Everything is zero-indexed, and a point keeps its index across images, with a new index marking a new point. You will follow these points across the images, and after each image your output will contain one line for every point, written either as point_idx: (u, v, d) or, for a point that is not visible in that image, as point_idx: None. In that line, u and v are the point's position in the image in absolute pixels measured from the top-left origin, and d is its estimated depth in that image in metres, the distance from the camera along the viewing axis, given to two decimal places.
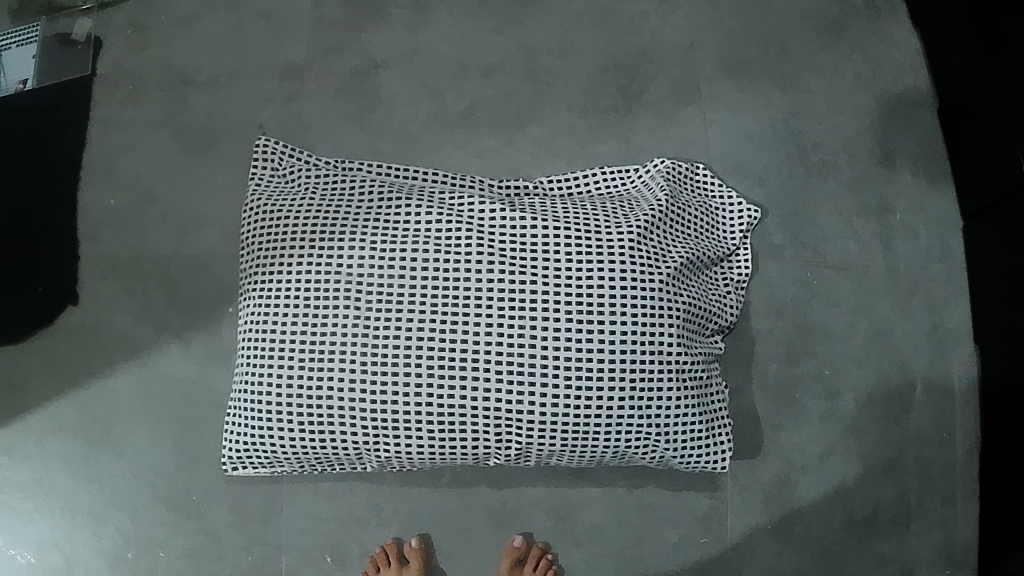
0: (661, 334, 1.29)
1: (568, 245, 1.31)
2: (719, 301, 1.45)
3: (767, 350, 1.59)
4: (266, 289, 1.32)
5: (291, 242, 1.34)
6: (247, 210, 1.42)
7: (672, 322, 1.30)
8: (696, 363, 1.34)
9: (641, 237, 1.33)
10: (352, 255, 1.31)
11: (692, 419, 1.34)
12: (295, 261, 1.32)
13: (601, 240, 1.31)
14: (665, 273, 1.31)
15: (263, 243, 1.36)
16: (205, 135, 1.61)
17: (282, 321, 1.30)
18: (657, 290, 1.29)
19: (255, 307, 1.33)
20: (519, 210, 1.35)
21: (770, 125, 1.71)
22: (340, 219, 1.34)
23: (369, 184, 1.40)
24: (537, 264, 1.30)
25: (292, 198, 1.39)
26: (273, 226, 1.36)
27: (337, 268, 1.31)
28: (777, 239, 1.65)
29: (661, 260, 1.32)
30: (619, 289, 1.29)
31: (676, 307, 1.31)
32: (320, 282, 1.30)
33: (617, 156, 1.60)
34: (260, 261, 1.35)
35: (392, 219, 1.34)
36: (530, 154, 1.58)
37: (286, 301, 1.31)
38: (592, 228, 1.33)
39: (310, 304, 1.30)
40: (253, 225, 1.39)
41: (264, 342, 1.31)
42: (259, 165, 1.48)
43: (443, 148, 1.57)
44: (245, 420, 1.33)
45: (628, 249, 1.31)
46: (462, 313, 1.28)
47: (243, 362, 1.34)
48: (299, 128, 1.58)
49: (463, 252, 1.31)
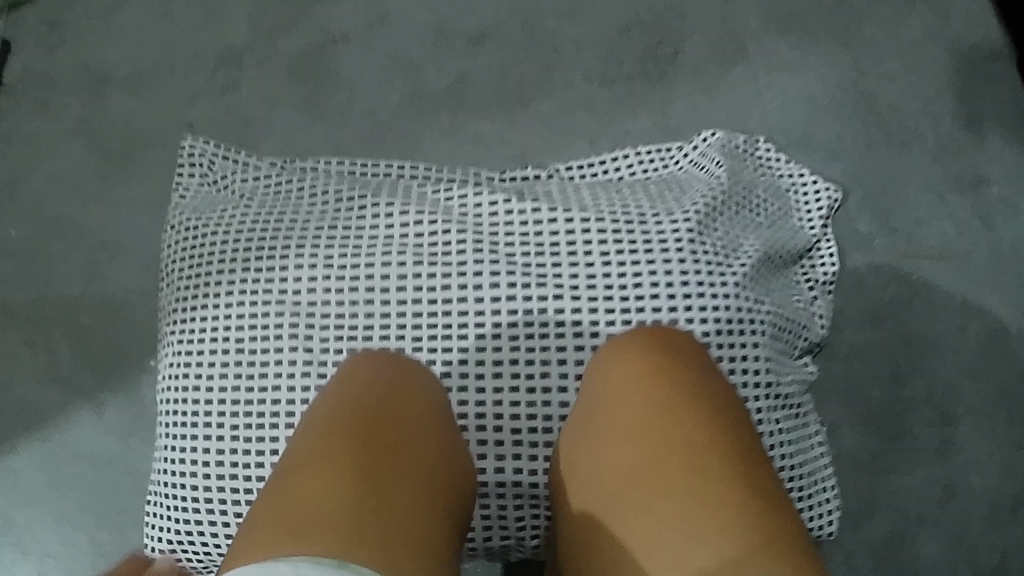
0: (742, 360, 0.91)
1: (601, 241, 0.93)
2: (806, 312, 1.08)
3: (863, 370, 1.22)
4: (189, 332, 0.95)
5: (223, 266, 0.97)
6: (170, 229, 1.06)
7: (758, 344, 0.92)
8: (788, 397, 0.97)
9: (700, 228, 0.96)
10: (303, 278, 0.95)
11: (789, 475, 0.96)
12: (225, 288, 0.96)
13: (648, 234, 0.94)
14: (738, 275, 0.94)
15: (187, 273, 1.00)
16: (126, 143, 1.27)
17: (210, 372, 0.93)
18: (732, 298, 0.92)
19: (174, 358, 0.95)
20: (530, 202, 0.98)
21: (836, 87, 1.36)
22: (286, 229, 0.99)
23: (326, 184, 1.04)
24: (561, 270, 0.92)
25: (226, 209, 1.04)
26: (201, 249, 1.00)
27: (282, 297, 0.94)
28: (863, 225, 1.29)
29: (732, 256, 0.96)
30: (680, 298, 0.90)
31: (758, 321, 0.93)
32: (263, 316, 0.93)
33: (651, 134, 1.19)
34: (182, 294, 0.98)
35: (359, 226, 0.98)
36: (537, 136, 1.19)
37: (214, 346, 0.93)
38: (631, 217, 0.95)
39: (248, 347, 0.92)
40: (176, 246, 1.04)
41: (184, 405, 0.93)
42: (186, 172, 1.14)
43: (423, 134, 1.19)
44: (164, 517, 0.94)
45: (687, 243, 0.93)
46: (460, 347, 0.89)
47: (162, 435, 0.96)
48: (239, 123, 1.22)
49: (458, 261, 0.93)
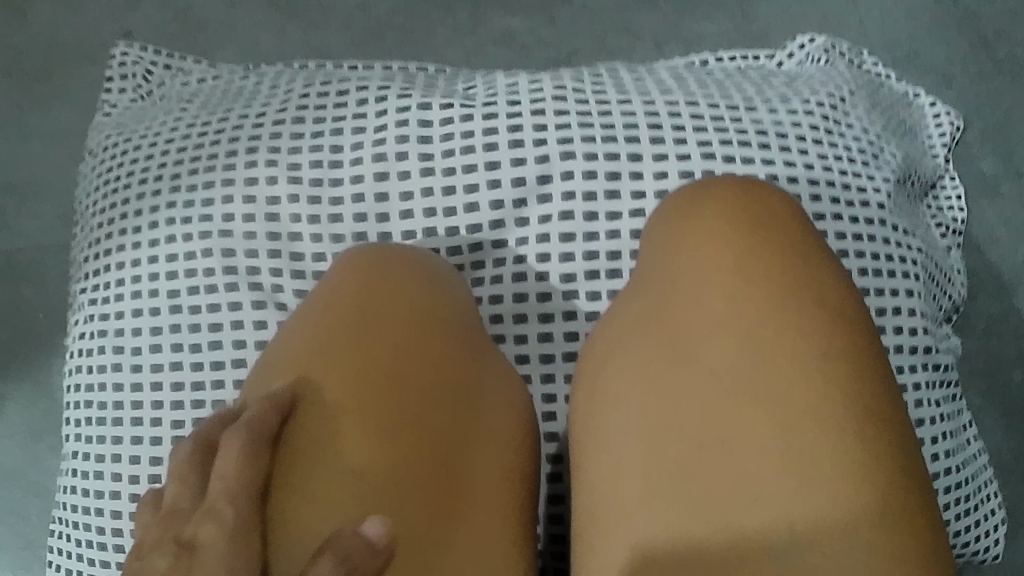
0: (883, 331, 0.68)
1: (672, 174, 0.70)
2: (942, 261, 0.83)
3: (1011, 350, 0.87)
4: (125, 306, 0.72)
5: (165, 213, 0.73)
6: (89, 166, 0.81)
7: (905, 307, 0.69)
8: (945, 369, 0.72)
9: (805, 152, 0.72)
10: (294, 210, 0.72)
11: (955, 485, 0.70)
12: (182, 223, 0.73)
13: (735, 166, 0.71)
14: (863, 214, 0.70)
15: (116, 223, 0.75)
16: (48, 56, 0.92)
17: (156, 359, 0.70)
18: (855, 249, 0.69)
19: (105, 338, 0.72)
20: (572, 114, 0.72)
21: None
22: (258, 148, 0.74)
23: (300, 95, 0.77)
24: (621, 214, 0.70)
25: (164, 134, 0.78)
26: (133, 192, 0.75)
27: (263, 236, 0.72)
28: (992, 166, 0.93)
29: (874, 171, 0.73)
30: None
31: (901, 277, 0.70)
32: (230, 280, 0.71)
33: (733, 39, 0.91)
34: (112, 254, 0.74)
35: (347, 157, 0.73)
36: (584, 34, 0.89)
37: (162, 323, 0.70)
38: (713, 140, 0.71)
39: (209, 325, 0.70)
40: (108, 171, 0.79)
41: (120, 406, 0.69)
42: (113, 84, 0.87)
43: (434, 35, 0.88)
44: (73, 553, 0.69)
45: (783, 175, 0.71)
46: (495, 321, 0.70)
47: (76, 442, 0.71)
48: (184, 25, 0.91)
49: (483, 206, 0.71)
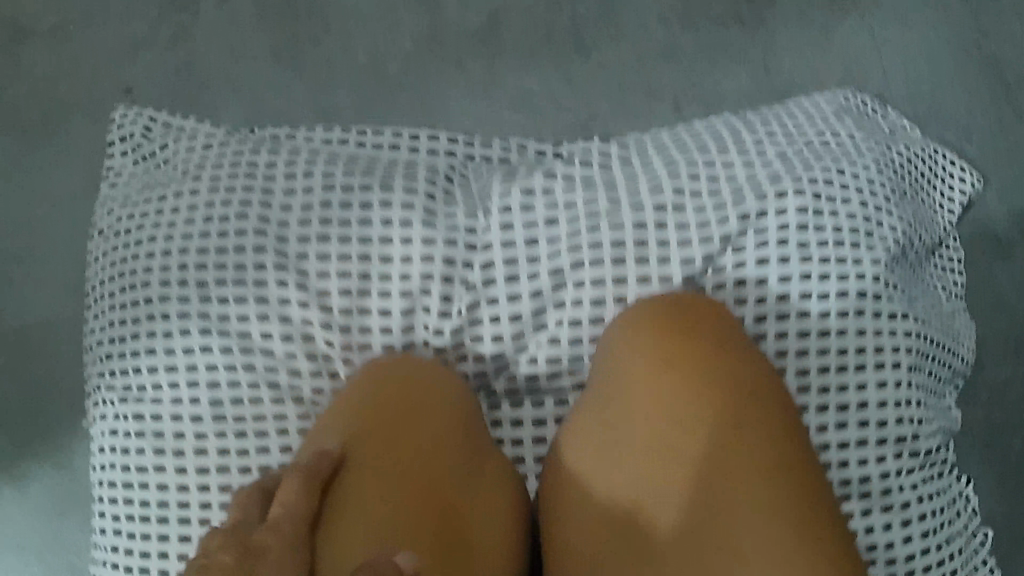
0: (868, 423, 0.71)
1: (697, 284, 0.74)
2: (943, 324, 0.84)
3: (1010, 417, 0.89)
4: (164, 409, 0.71)
5: (199, 323, 0.72)
6: (101, 250, 0.78)
7: (893, 398, 0.71)
8: (937, 456, 0.74)
9: (823, 253, 0.73)
10: (316, 311, 0.73)
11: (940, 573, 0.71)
12: (204, 320, 0.73)
13: (741, 268, 0.74)
14: (874, 311, 0.72)
15: (141, 323, 0.74)
16: (47, 116, 0.89)
17: (202, 462, 0.70)
18: (862, 346, 0.71)
19: (143, 440, 0.71)
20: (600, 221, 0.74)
21: (969, 45, 0.98)
22: (280, 244, 0.75)
23: (320, 199, 0.76)
24: None
25: (182, 226, 0.75)
26: (157, 292, 0.74)
27: (287, 336, 0.73)
28: (1005, 228, 0.94)
29: (869, 261, 0.74)
30: (794, 360, 0.72)
31: (896, 370, 0.72)
32: (276, 395, 0.72)
33: (757, 97, 0.89)
34: (142, 357, 0.73)
35: (368, 254, 0.74)
36: (605, 96, 0.87)
37: (206, 430, 0.71)
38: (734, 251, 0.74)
39: (255, 431, 0.71)
40: (117, 253, 0.77)
41: (166, 505, 0.70)
42: (114, 146, 0.83)
43: (448, 97, 0.86)
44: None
45: (800, 284, 0.73)
46: (516, 425, 0.76)
47: (115, 537, 0.72)
48: (186, 82, 0.87)
49: (510, 321, 0.73)
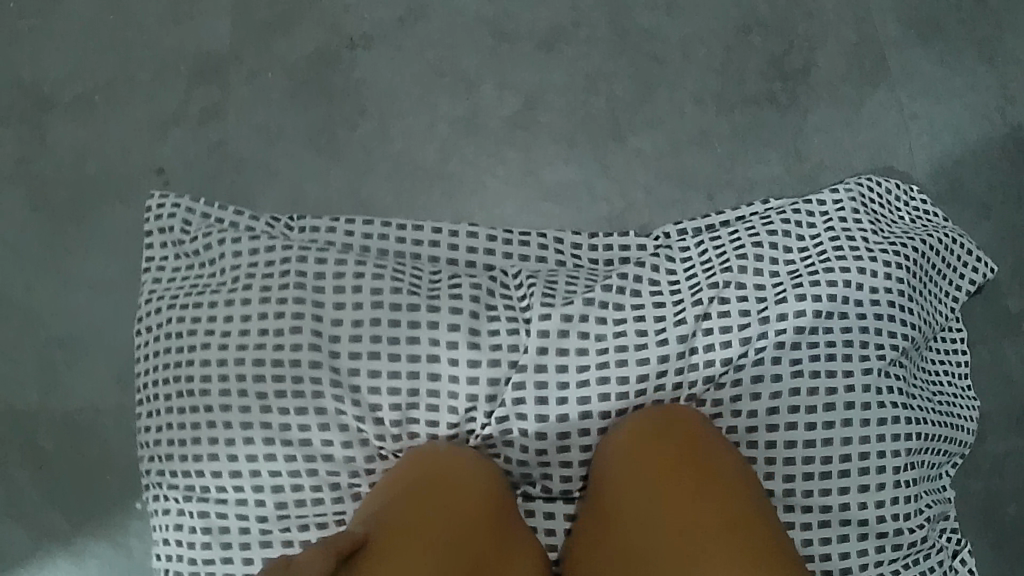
0: (883, 534, 0.75)
1: (724, 401, 0.77)
2: (950, 418, 0.86)
3: (1007, 487, 0.95)
4: (230, 508, 0.77)
5: (262, 433, 0.76)
6: (151, 349, 0.81)
7: (904, 508, 0.75)
8: (936, 556, 0.79)
9: (847, 376, 0.76)
10: (363, 415, 0.76)
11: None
12: (257, 425, 0.76)
13: (763, 382, 0.76)
14: (892, 430, 0.76)
15: (202, 429, 0.77)
16: (82, 196, 0.89)
17: (268, 553, 0.76)
18: (878, 464, 0.75)
19: (210, 535, 0.77)
20: (634, 340, 0.77)
21: (1002, 113, 0.97)
22: (324, 348, 0.77)
23: (370, 316, 0.78)
24: None
25: (237, 337, 0.78)
26: (217, 401, 0.77)
27: (338, 438, 0.76)
28: (1020, 303, 0.97)
29: (870, 382, 0.76)
30: (819, 482, 0.75)
31: (905, 485, 0.76)
32: (336, 493, 0.76)
33: (784, 185, 0.92)
34: (206, 462, 0.77)
35: (409, 360, 0.77)
36: (638, 184, 0.89)
37: (270, 526, 0.76)
38: (763, 375, 0.76)
39: (317, 522, 0.76)
40: (168, 355, 0.79)
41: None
42: (154, 237, 0.84)
43: (484, 184, 0.87)
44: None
45: (822, 405, 0.76)
46: (548, 517, 0.80)
47: None
48: (220, 165, 0.88)
49: (552, 436, 0.76)
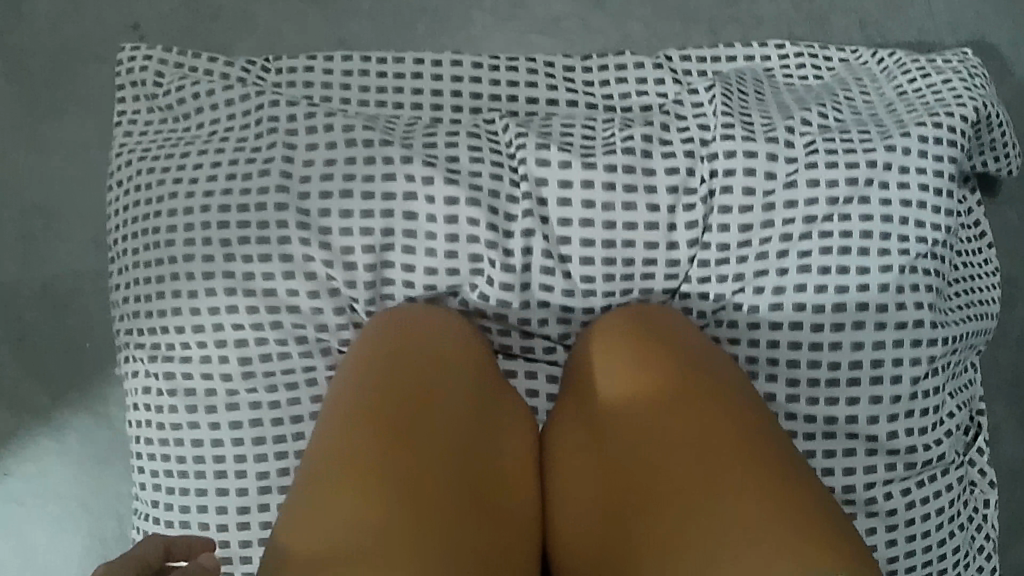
0: (899, 381, 0.70)
1: (732, 228, 0.68)
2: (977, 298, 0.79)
3: None
4: (195, 368, 0.71)
5: (223, 282, 0.69)
6: (121, 205, 0.75)
7: (926, 356, 0.70)
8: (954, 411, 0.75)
9: (864, 205, 0.69)
10: (332, 260, 0.68)
11: (932, 543, 0.72)
12: (221, 276, 0.70)
13: (773, 212, 0.69)
14: (910, 278, 0.70)
15: (166, 283, 0.72)
16: (47, 57, 0.84)
17: (234, 417, 0.70)
18: (897, 300, 0.70)
19: (175, 398, 0.71)
20: (637, 172, 0.67)
21: None
22: (287, 194, 0.69)
23: (344, 156, 0.69)
24: (679, 274, 0.69)
25: (205, 182, 0.72)
26: (181, 252, 0.71)
27: (308, 287, 0.68)
28: None
29: (898, 239, 0.69)
30: (832, 315, 0.69)
31: (928, 327, 0.70)
32: (304, 348, 0.70)
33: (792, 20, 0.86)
34: (170, 318, 0.71)
35: (382, 198, 0.67)
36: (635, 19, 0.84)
37: (237, 386, 0.70)
38: (776, 201, 0.68)
39: (285, 385, 0.70)
40: (136, 206, 0.74)
41: (202, 459, 0.71)
42: (125, 89, 0.79)
43: (471, 20, 0.83)
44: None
45: (838, 231, 0.69)
46: (530, 377, 0.72)
47: (155, 492, 0.72)
48: (195, 15, 0.84)
49: (538, 287, 0.67)
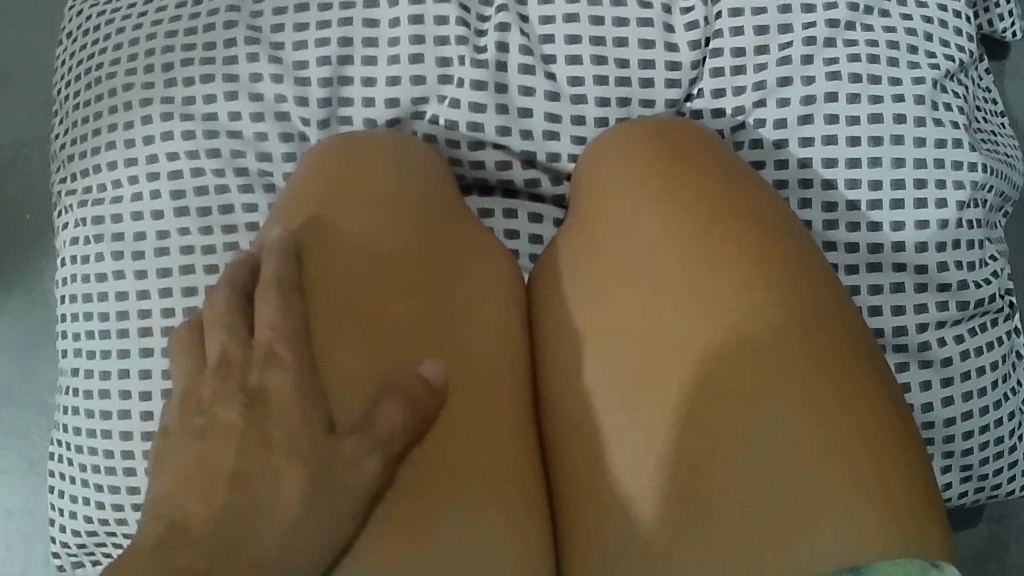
0: (945, 205, 0.60)
1: (747, 30, 0.61)
2: (1014, 148, 0.69)
3: None
4: (124, 209, 0.62)
5: (161, 108, 0.62)
6: (68, 54, 0.68)
7: (969, 180, 0.61)
8: (1003, 257, 0.64)
9: (885, 18, 0.61)
10: (285, 78, 0.62)
11: (989, 405, 0.61)
12: (159, 104, 0.62)
13: (789, 14, 0.61)
14: (941, 99, 0.62)
15: (103, 119, 0.63)
16: None
17: (163, 263, 0.61)
18: (934, 118, 0.61)
19: (102, 244, 0.61)
20: None
21: None
22: (238, 13, 0.63)
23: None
24: (681, 81, 0.61)
25: (153, 13, 0.65)
26: (121, 83, 0.64)
27: (257, 107, 0.62)
28: None
29: (926, 50, 0.62)
30: (868, 127, 0.60)
31: (967, 149, 0.61)
32: (244, 183, 0.62)
33: None
34: (103, 154, 0.63)
35: (341, 7, 0.62)
36: None
37: (168, 227, 0.61)
38: (792, 5, 0.61)
39: (222, 227, 0.61)
40: (76, 48, 0.67)
41: (126, 316, 0.60)
42: None
43: None
44: (75, 476, 0.62)
45: (864, 40, 0.61)
46: (510, 216, 0.64)
47: (76, 359, 0.62)
48: None
49: (519, 95, 0.60)
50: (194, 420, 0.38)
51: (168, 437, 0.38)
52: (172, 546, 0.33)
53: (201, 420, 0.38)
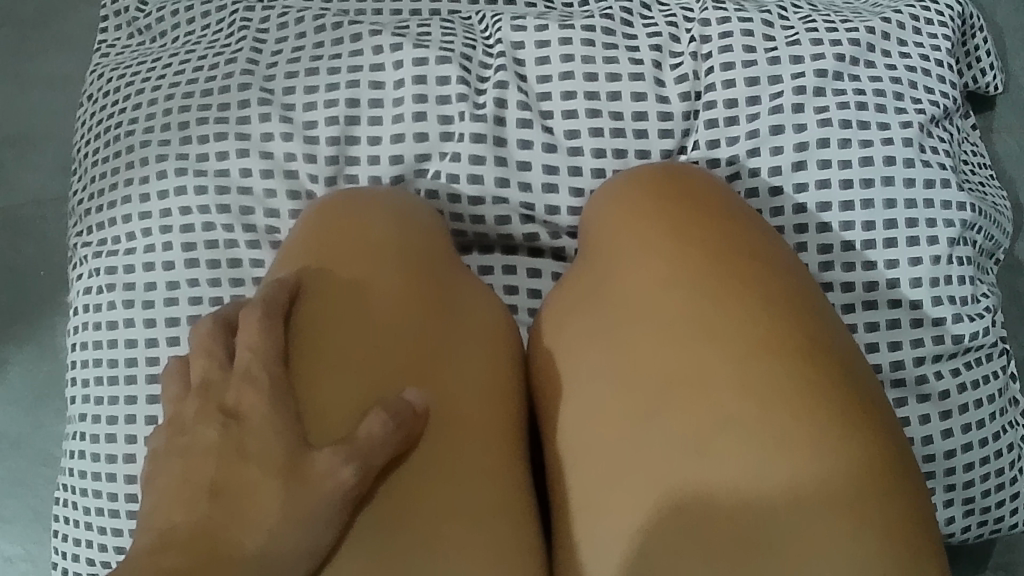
0: (936, 241, 0.62)
1: (739, 82, 0.63)
2: (1001, 193, 0.71)
3: None
4: (137, 259, 0.64)
5: (175, 164, 0.65)
6: (88, 114, 0.71)
7: (959, 218, 0.62)
8: (998, 295, 0.65)
9: (870, 69, 0.64)
10: (295, 134, 0.65)
11: (988, 436, 0.61)
12: (173, 159, 0.65)
13: (778, 67, 0.64)
14: (928, 142, 0.64)
15: (120, 174, 0.66)
16: (66, 46, 0.99)
17: (172, 313, 0.62)
18: (923, 160, 0.63)
19: (114, 293, 0.63)
20: (617, 34, 0.65)
21: None
22: (251, 75, 0.67)
23: (312, 42, 0.67)
24: (674, 131, 0.64)
25: (171, 76, 0.68)
26: (138, 140, 0.67)
27: (267, 164, 0.64)
28: None
29: (910, 97, 0.64)
30: (860, 170, 0.62)
31: (956, 188, 0.63)
32: (251, 238, 0.64)
33: None
34: (119, 207, 0.65)
35: (349, 69, 0.65)
36: None
37: (178, 277, 0.63)
38: (781, 58, 0.64)
39: (230, 280, 0.63)
40: (97, 108, 0.70)
41: (134, 362, 0.62)
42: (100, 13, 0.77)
43: None
44: (79, 520, 0.62)
45: (852, 90, 0.63)
46: (508, 273, 0.66)
47: (84, 404, 0.63)
48: None
49: (518, 146, 0.63)
50: (177, 440, 0.40)
51: (154, 457, 0.40)
52: (161, 552, 0.35)
53: (184, 439, 0.39)
